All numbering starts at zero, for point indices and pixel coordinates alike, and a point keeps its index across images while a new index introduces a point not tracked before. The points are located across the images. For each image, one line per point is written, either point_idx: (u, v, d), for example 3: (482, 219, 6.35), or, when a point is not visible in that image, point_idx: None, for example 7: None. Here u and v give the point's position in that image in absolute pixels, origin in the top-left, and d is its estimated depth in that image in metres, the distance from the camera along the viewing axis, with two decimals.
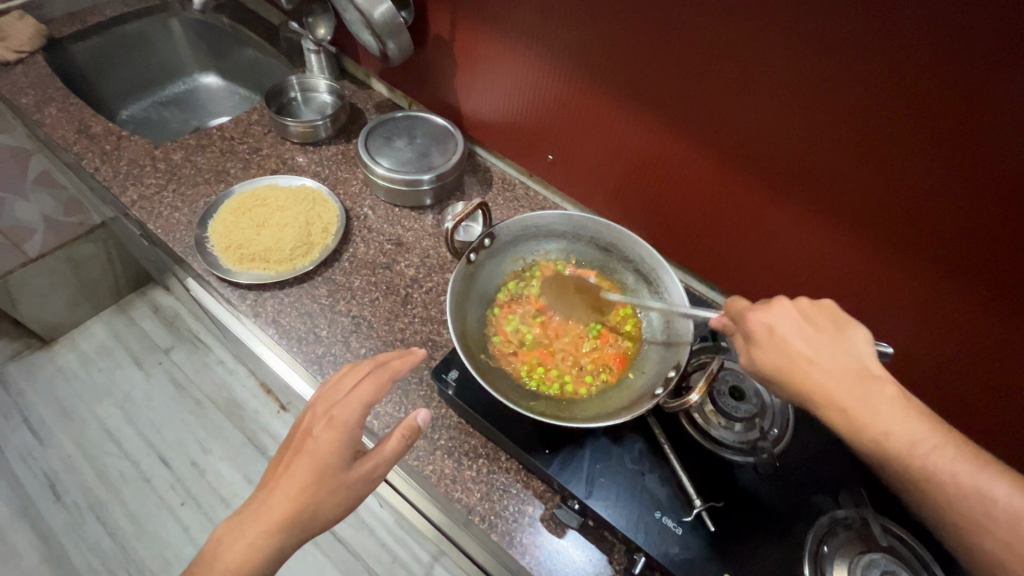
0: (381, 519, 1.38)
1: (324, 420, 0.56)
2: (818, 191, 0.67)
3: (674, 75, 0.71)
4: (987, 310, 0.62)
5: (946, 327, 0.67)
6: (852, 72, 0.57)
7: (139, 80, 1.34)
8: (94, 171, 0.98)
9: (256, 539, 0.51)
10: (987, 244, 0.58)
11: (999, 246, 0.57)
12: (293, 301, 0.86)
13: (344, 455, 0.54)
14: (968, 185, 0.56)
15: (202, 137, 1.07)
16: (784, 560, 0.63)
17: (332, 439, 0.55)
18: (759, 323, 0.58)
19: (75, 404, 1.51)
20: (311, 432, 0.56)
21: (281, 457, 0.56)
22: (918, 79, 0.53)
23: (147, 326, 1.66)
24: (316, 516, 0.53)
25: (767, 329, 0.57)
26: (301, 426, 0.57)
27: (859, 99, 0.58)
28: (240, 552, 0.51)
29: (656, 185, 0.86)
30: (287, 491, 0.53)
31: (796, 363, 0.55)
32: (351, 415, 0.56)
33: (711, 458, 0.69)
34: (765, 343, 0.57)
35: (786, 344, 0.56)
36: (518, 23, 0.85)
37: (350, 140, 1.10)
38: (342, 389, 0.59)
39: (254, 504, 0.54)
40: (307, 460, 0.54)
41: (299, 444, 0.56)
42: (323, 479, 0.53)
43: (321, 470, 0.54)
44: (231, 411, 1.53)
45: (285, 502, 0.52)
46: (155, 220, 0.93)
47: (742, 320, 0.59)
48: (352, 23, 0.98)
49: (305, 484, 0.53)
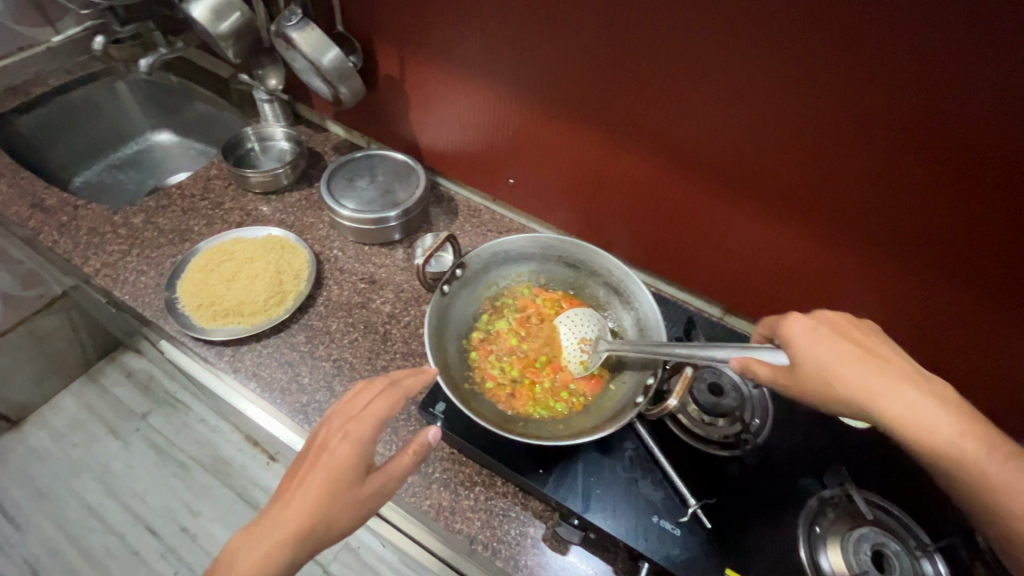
0: (385, 558, 1.37)
1: (340, 434, 0.55)
2: (783, 190, 0.71)
3: (625, 94, 0.75)
4: (946, 287, 0.67)
5: (912, 305, 0.71)
6: (803, 79, 0.60)
7: (90, 146, 1.33)
8: (53, 244, 0.97)
9: (272, 550, 0.49)
10: (925, 222, 0.63)
11: (955, 228, 0.62)
12: (272, 352, 0.85)
13: (361, 467, 0.54)
14: (922, 174, 0.60)
15: (162, 197, 1.06)
16: (781, 547, 0.65)
17: (348, 452, 0.54)
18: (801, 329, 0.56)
19: (52, 484, 1.45)
20: (327, 445, 0.55)
21: (294, 469, 0.54)
22: (865, 81, 0.57)
23: (120, 393, 1.61)
24: (330, 530, 0.52)
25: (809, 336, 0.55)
26: (316, 439, 0.56)
27: (812, 103, 0.61)
28: (255, 563, 0.49)
29: (624, 198, 0.89)
30: (304, 504, 0.51)
31: (838, 367, 0.53)
32: (367, 431, 0.55)
33: (699, 456, 0.71)
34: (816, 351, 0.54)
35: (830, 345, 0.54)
36: (466, 58, 0.88)
37: (313, 184, 1.11)
38: (359, 403, 0.58)
39: (267, 516, 0.52)
40: (323, 473, 0.53)
41: (315, 457, 0.54)
42: (339, 491, 0.52)
43: (337, 483, 0.52)
44: (219, 469, 1.49)
45: (300, 516, 0.51)
46: (121, 287, 0.92)
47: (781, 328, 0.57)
48: (302, 71, 0.99)
49: (322, 497, 0.52)
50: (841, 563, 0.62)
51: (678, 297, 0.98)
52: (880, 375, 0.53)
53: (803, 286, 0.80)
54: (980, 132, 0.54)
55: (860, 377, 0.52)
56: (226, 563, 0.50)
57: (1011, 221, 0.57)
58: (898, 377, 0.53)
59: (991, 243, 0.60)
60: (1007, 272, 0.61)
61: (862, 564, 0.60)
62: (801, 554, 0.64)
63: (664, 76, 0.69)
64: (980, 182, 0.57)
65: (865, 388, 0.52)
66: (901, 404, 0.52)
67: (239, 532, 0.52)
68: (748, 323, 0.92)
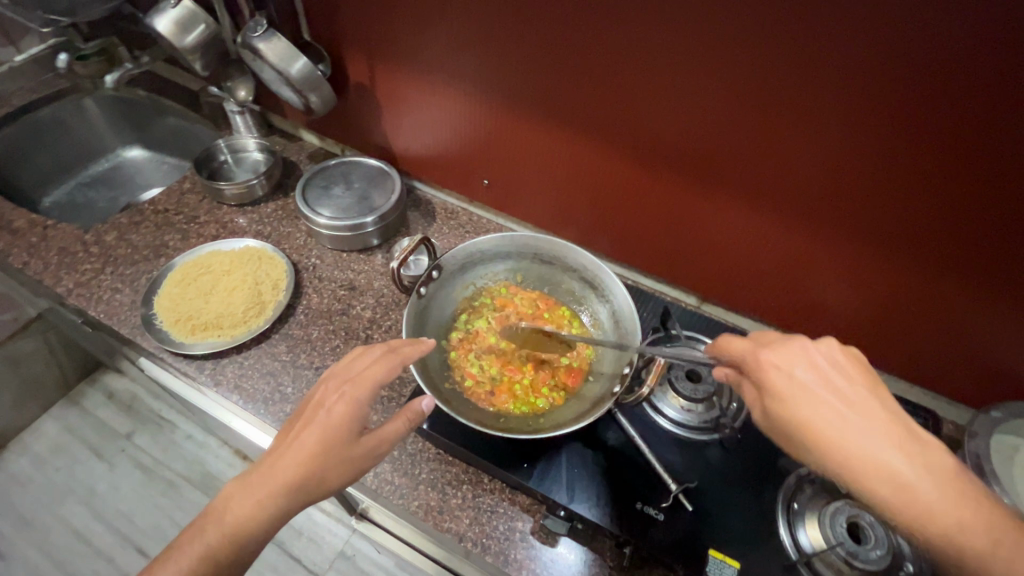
0: (381, 563, 1.37)
1: (336, 394, 0.57)
2: (751, 178, 0.74)
3: (592, 90, 0.76)
4: (907, 263, 0.70)
5: (876, 283, 0.75)
6: (764, 70, 0.62)
7: (59, 165, 1.31)
8: (23, 266, 0.95)
9: (267, 497, 0.51)
10: (884, 201, 0.66)
11: (912, 207, 0.65)
12: (253, 363, 0.85)
13: (355, 425, 0.55)
14: (879, 157, 0.63)
15: (134, 214, 1.05)
16: (762, 526, 0.66)
17: (344, 410, 0.55)
18: (770, 366, 0.52)
19: (36, 511, 1.42)
20: (323, 405, 0.56)
21: (291, 424, 0.56)
22: (822, 70, 0.59)
23: (102, 414, 1.58)
24: (320, 484, 0.53)
25: (775, 374, 0.51)
26: (313, 399, 0.58)
27: (774, 93, 0.64)
28: (248, 507, 0.51)
29: (597, 193, 0.91)
30: (297, 456, 0.53)
31: (799, 412, 0.49)
32: (362, 391, 0.56)
33: (680, 442, 0.73)
34: (779, 392, 0.50)
35: (795, 388, 0.50)
36: (434, 62, 0.88)
37: (288, 194, 1.11)
38: (357, 367, 0.60)
39: (262, 465, 0.54)
40: (318, 430, 0.54)
41: (310, 416, 0.56)
42: (333, 447, 0.54)
43: (332, 439, 0.54)
44: (208, 484, 1.48)
45: (292, 467, 0.52)
46: (96, 305, 0.91)
47: (750, 364, 0.53)
48: (271, 82, 0.99)
49: (315, 452, 0.53)
50: (819, 536, 0.64)
51: (655, 288, 1.00)
52: (855, 427, 0.47)
53: (774, 269, 0.83)
54: (932, 114, 0.57)
55: (828, 427, 0.47)
56: (222, 506, 0.52)
57: (963, 197, 0.61)
58: (879, 433, 0.47)
59: (945, 219, 0.64)
60: (961, 245, 0.65)
61: (838, 536, 0.63)
62: (780, 532, 0.66)
63: (633, 72, 0.71)
64: (932, 161, 0.60)
65: (832, 439, 0.47)
66: (875, 460, 0.45)
67: (235, 480, 0.54)
68: (723, 310, 0.95)
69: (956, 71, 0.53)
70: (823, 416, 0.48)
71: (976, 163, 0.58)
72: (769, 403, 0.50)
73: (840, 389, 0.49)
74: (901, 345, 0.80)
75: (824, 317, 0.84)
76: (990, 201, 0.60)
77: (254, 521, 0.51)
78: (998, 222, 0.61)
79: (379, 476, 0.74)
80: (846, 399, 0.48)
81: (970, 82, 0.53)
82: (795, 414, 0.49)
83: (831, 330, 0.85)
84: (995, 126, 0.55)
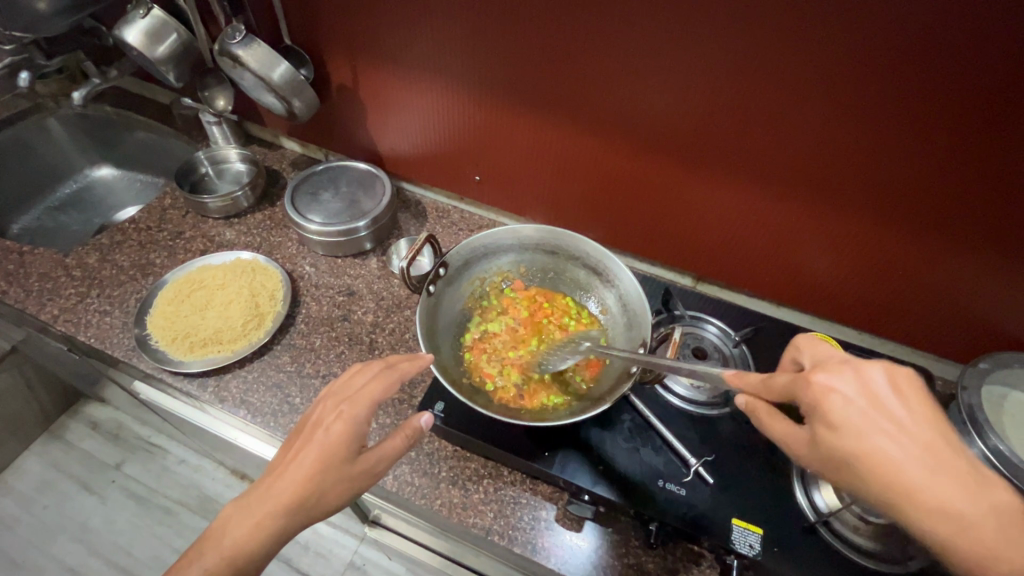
0: (393, 571, 1.36)
1: (335, 412, 0.55)
2: (745, 159, 0.76)
3: (580, 80, 0.77)
4: (895, 233, 0.74)
5: (866, 254, 0.78)
6: (758, 52, 0.64)
7: (25, 189, 1.26)
8: (2, 295, 0.91)
9: (264, 518, 0.49)
10: (870, 171, 0.69)
11: (900, 179, 0.68)
12: (257, 376, 0.84)
13: (354, 443, 0.53)
14: (870, 131, 0.65)
15: (115, 233, 1.02)
16: (780, 491, 0.69)
17: (342, 429, 0.53)
18: (826, 390, 0.43)
19: (25, 552, 1.36)
20: (321, 423, 0.54)
21: (289, 444, 0.54)
22: (814, 50, 0.61)
23: (88, 445, 1.53)
24: (320, 504, 0.51)
25: (832, 402, 0.42)
26: (310, 418, 0.55)
27: (766, 74, 0.65)
28: (246, 531, 0.49)
29: (591, 183, 0.92)
30: (296, 476, 0.51)
31: (861, 443, 0.40)
32: (360, 410, 0.55)
33: (693, 419, 0.75)
34: (833, 421, 0.42)
35: (857, 418, 0.41)
36: (419, 60, 0.88)
37: (275, 203, 1.09)
38: (355, 384, 0.58)
39: (259, 487, 0.52)
40: (316, 449, 0.52)
41: (308, 435, 0.54)
42: (332, 466, 0.52)
43: (331, 459, 0.52)
44: (207, 508, 1.44)
45: (290, 488, 0.50)
46: (84, 330, 0.87)
47: (801, 389, 0.45)
48: (252, 89, 0.97)
49: (313, 471, 0.51)
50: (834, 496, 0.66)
51: (652, 271, 1.02)
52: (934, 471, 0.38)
53: (768, 246, 0.85)
54: (918, 87, 0.59)
55: (895, 461, 0.39)
56: (220, 530, 0.50)
57: (949, 165, 0.64)
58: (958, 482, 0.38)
59: (932, 188, 0.67)
60: (945, 210, 0.68)
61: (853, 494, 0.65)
62: (797, 496, 0.68)
63: (626, 62, 0.72)
64: (920, 133, 0.63)
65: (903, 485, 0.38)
66: (941, 501, 0.37)
67: (234, 501, 0.52)
68: (718, 288, 0.97)
69: (941, 46, 0.55)
70: (887, 448, 0.39)
71: (962, 132, 0.61)
72: (819, 434, 0.43)
73: (902, 418, 0.41)
74: (891, 310, 0.83)
75: (816, 288, 0.87)
76: (971, 166, 0.63)
77: (256, 541, 0.49)
78: (982, 187, 0.64)
79: (399, 479, 0.74)
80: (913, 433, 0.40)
81: (955, 56, 0.56)
82: (851, 447, 0.41)
83: (825, 301, 0.88)
84: (979, 96, 0.57)
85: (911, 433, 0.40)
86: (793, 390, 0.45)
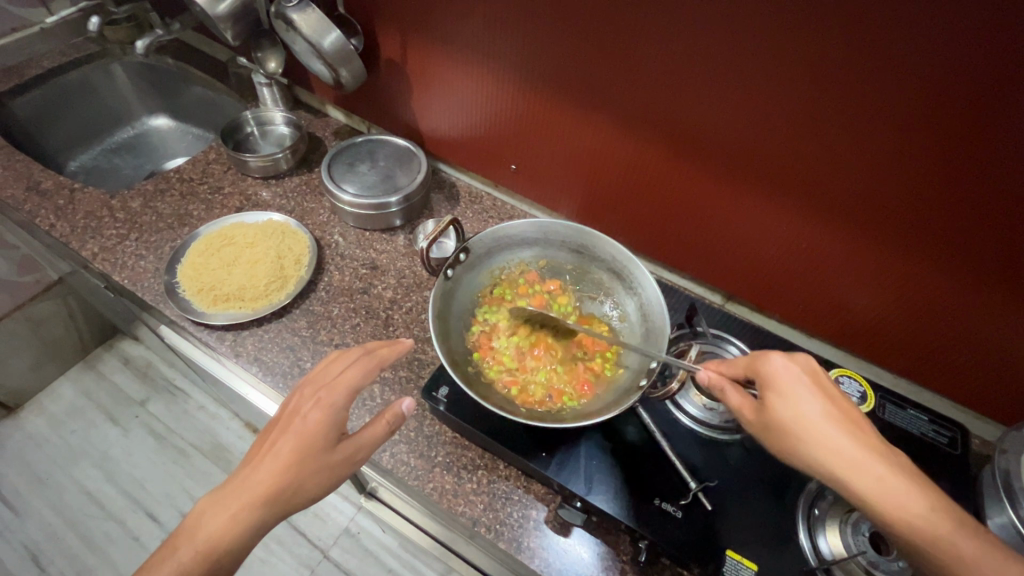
0: (385, 544, 1.38)
1: (312, 400, 0.57)
2: (796, 180, 0.71)
3: (622, 79, 0.75)
4: (949, 279, 0.68)
5: (914, 296, 0.73)
6: (821, 69, 0.60)
7: (87, 129, 1.32)
8: (49, 228, 0.95)
9: (239, 511, 0.51)
10: (916, 207, 0.64)
11: (948, 219, 0.63)
12: (273, 337, 0.85)
13: (331, 433, 0.55)
14: (935, 166, 0.60)
15: (160, 181, 1.05)
16: (784, 530, 0.65)
17: (320, 418, 0.56)
18: (777, 367, 0.55)
19: (50, 470, 1.44)
20: (299, 412, 0.56)
21: (267, 434, 0.56)
22: (890, 72, 0.56)
23: (118, 379, 1.61)
24: (298, 494, 0.53)
25: (781, 373, 0.55)
26: (288, 407, 0.58)
27: (833, 92, 0.61)
28: (222, 524, 0.51)
29: (630, 186, 0.89)
30: (273, 466, 0.53)
31: (792, 409, 0.53)
32: (338, 398, 0.57)
33: (702, 441, 0.72)
34: (777, 386, 0.54)
35: (796, 387, 0.54)
36: (468, 39, 0.86)
37: (313, 169, 1.10)
38: (332, 372, 0.60)
39: (237, 478, 0.53)
40: (293, 439, 0.54)
41: (285, 425, 0.56)
42: (310, 456, 0.54)
43: (308, 448, 0.54)
44: (219, 455, 1.49)
45: (268, 478, 0.52)
46: (120, 271, 0.91)
47: (758, 365, 0.57)
48: (302, 55, 0.98)
49: (290, 461, 0.53)
50: (839, 544, 0.63)
51: (680, 283, 0.99)
52: (847, 439, 0.51)
53: (807, 275, 0.81)
54: (1002, 125, 0.54)
55: (817, 426, 0.51)
56: (193, 527, 0.51)
57: (1014, 214, 0.59)
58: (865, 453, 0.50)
59: (997, 237, 0.62)
60: (994, 258, 0.63)
61: (860, 544, 0.61)
62: (799, 536, 0.65)
63: (682, 66, 0.68)
64: (989, 176, 0.58)
65: (820, 441, 0.51)
66: (850, 461, 0.49)
67: (207, 496, 0.53)
68: (747, 310, 0.94)
69: None
70: (810, 410, 0.52)
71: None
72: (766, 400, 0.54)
73: (832, 400, 0.53)
74: (933, 360, 0.78)
75: (846, 322, 0.82)
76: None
77: (235, 525, 0.51)
78: None
79: (395, 457, 0.74)
80: (833, 408, 0.53)
81: None
82: (788, 413, 0.53)
83: (857, 340, 0.84)
84: None
85: (832, 410, 0.52)
86: (753, 363, 0.57)
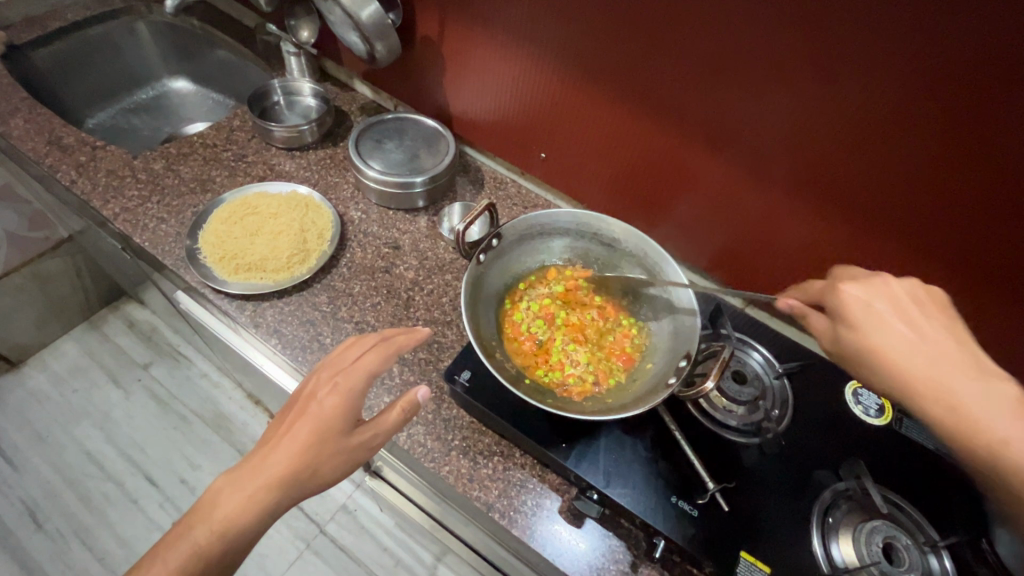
0: (381, 522, 1.39)
1: (328, 385, 0.56)
2: (829, 187, 0.70)
3: (653, 67, 0.74)
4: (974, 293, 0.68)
5: None
6: (858, 71, 0.59)
7: (106, 87, 1.30)
8: (70, 184, 0.94)
9: (257, 492, 0.51)
10: (945, 215, 0.64)
11: (977, 227, 0.62)
12: (294, 310, 0.85)
13: (348, 418, 0.55)
14: (967, 174, 0.59)
15: (183, 145, 1.04)
16: (800, 536, 0.66)
17: (336, 402, 0.55)
18: (851, 297, 0.56)
19: (51, 428, 1.44)
20: (314, 396, 0.56)
21: (282, 418, 0.56)
22: (937, 80, 0.55)
23: (123, 342, 1.60)
24: (315, 477, 0.53)
25: (852, 304, 0.55)
26: (304, 391, 0.57)
27: (869, 95, 0.60)
28: (239, 504, 0.51)
29: (654, 181, 0.88)
30: (290, 449, 0.52)
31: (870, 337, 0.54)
32: (355, 383, 0.56)
33: (721, 442, 0.72)
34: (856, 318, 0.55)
35: (872, 317, 0.54)
36: (508, 22, 0.85)
37: (338, 144, 1.09)
38: (347, 358, 0.59)
39: (253, 460, 0.53)
40: (309, 423, 0.54)
41: (302, 408, 0.55)
42: (327, 441, 0.54)
43: (324, 433, 0.54)
44: (220, 424, 1.50)
45: (285, 460, 0.52)
46: (140, 233, 0.90)
47: (830, 294, 0.58)
48: (338, 25, 0.97)
49: (306, 445, 0.53)
50: (852, 553, 0.63)
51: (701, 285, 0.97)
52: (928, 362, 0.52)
53: None
54: None
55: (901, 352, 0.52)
56: (215, 497, 0.52)
57: None
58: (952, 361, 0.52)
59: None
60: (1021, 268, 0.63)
61: (874, 555, 0.62)
62: (813, 542, 0.65)
63: (725, 62, 0.67)
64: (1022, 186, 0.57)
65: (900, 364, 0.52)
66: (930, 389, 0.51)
67: (226, 474, 0.53)
68: (767, 315, 0.92)
69: None
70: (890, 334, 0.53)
71: None
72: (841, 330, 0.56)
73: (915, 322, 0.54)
74: None
75: None
76: None
77: (257, 501, 0.51)
78: None
79: (412, 437, 0.74)
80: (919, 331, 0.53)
81: None
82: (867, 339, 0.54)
83: None
84: None
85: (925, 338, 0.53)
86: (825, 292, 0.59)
